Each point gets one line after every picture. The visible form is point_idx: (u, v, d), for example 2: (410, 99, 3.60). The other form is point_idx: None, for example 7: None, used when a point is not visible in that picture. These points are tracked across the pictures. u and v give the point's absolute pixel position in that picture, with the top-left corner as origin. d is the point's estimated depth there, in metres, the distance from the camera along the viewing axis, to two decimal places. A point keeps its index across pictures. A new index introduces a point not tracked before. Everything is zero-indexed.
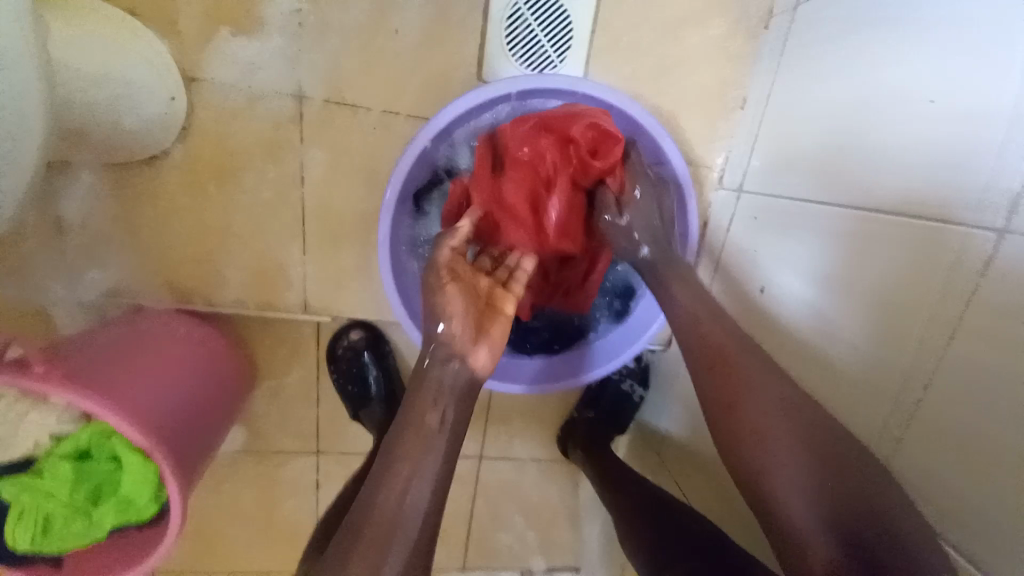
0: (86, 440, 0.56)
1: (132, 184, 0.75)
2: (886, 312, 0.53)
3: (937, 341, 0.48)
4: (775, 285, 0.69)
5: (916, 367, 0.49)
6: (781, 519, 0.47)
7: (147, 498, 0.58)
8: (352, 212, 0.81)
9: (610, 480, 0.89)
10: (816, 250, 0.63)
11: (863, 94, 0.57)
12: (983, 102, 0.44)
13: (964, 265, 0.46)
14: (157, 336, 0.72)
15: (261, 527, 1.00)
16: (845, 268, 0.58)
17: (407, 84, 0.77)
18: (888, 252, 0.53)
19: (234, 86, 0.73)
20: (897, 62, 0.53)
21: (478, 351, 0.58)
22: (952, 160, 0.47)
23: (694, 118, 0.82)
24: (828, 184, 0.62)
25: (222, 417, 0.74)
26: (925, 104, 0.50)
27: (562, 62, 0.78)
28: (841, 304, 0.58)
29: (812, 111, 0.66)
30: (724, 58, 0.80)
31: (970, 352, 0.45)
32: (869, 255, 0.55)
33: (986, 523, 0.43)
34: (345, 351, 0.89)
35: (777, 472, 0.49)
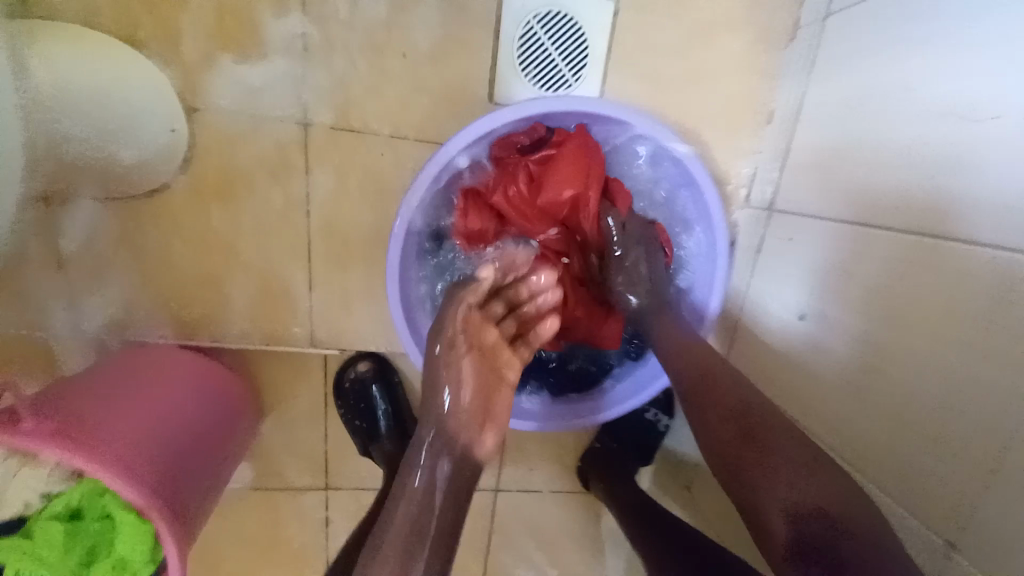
0: (79, 497, 0.52)
1: (134, 214, 0.72)
2: (884, 323, 0.54)
3: (929, 341, 0.49)
4: (776, 301, 0.71)
5: (911, 375, 0.50)
6: (762, 520, 0.47)
7: (143, 559, 0.53)
8: (360, 240, 0.78)
9: (633, 513, 0.83)
10: (817, 262, 0.64)
11: (864, 108, 0.59)
12: (977, 120, 0.46)
13: (946, 259, 0.48)
14: (159, 371, 0.69)
15: (269, 567, 0.96)
16: (844, 279, 0.60)
17: (416, 107, 0.73)
18: (886, 264, 0.54)
19: (238, 112, 0.71)
20: (897, 78, 0.54)
21: (485, 435, 0.57)
22: (943, 175, 0.48)
23: (718, 134, 0.78)
24: (829, 197, 0.63)
25: (226, 456, 0.71)
26: (920, 121, 0.51)
27: (578, 79, 0.74)
28: (843, 318, 0.59)
29: (815, 131, 0.68)
30: (749, 70, 0.76)
31: (965, 365, 0.46)
32: (868, 265, 0.56)
33: (988, 531, 0.43)
34: (353, 383, 0.85)
35: (765, 478, 0.48)
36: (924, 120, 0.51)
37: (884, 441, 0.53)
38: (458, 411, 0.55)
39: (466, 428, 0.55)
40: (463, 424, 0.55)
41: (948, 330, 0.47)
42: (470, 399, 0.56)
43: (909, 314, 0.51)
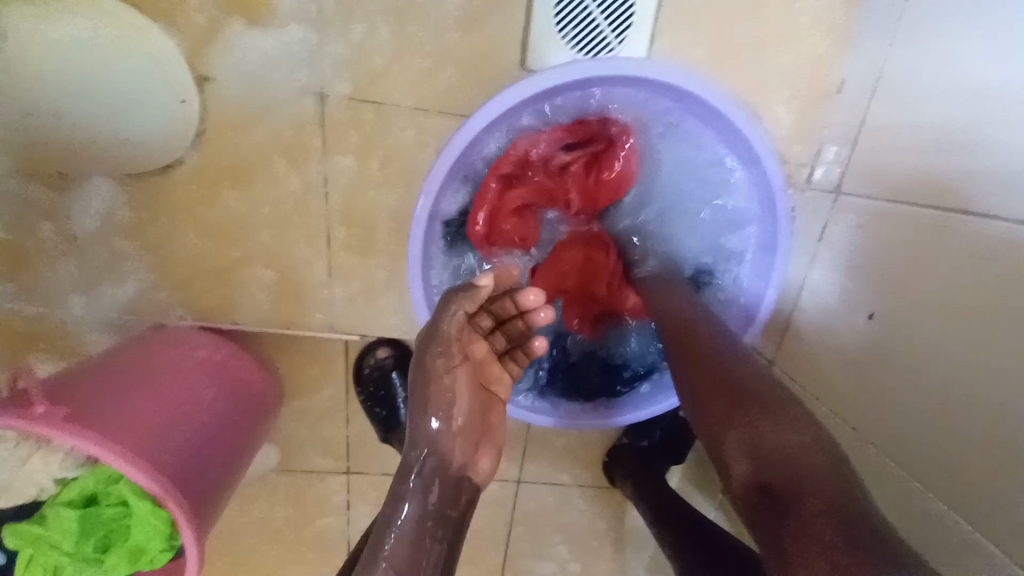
0: (91, 483, 0.50)
1: (147, 193, 0.69)
2: (904, 301, 0.56)
3: (933, 315, 0.52)
4: (804, 282, 0.71)
5: (914, 351, 0.54)
6: (721, 467, 0.44)
7: (160, 545, 0.52)
8: (380, 221, 0.73)
9: (661, 513, 0.78)
10: (846, 243, 0.65)
11: (899, 84, 0.60)
12: (991, 101, 0.48)
13: (954, 237, 0.50)
14: (175, 358, 0.67)
15: (292, 547, 0.96)
16: (872, 258, 0.61)
17: (440, 76, 0.67)
18: (908, 241, 0.56)
19: (251, 84, 0.66)
20: (931, 54, 0.55)
21: (480, 459, 0.55)
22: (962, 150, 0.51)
23: (781, 105, 0.70)
24: (865, 177, 0.64)
25: (246, 443, 0.68)
26: (947, 96, 0.53)
27: (623, 43, 0.66)
28: (870, 300, 0.61)
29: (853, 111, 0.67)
30: (819, 31, 0.67)
31: (962, 338, 0.49)
32: (893, 243, 0.58)
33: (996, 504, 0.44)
34: (373, 369, 0.82)
35: (727, 425, 0.46)
36: (949, 97, 0.53)
37: (905, 420, 0.54)
38: (451, 435, 0.53)
39: (459, 449, 0.54)
40: (460, 444, 0.54)
41: (955, 303, 0.50)
42: (462, 419, 0.54)
43: (916, 293, 0.54)
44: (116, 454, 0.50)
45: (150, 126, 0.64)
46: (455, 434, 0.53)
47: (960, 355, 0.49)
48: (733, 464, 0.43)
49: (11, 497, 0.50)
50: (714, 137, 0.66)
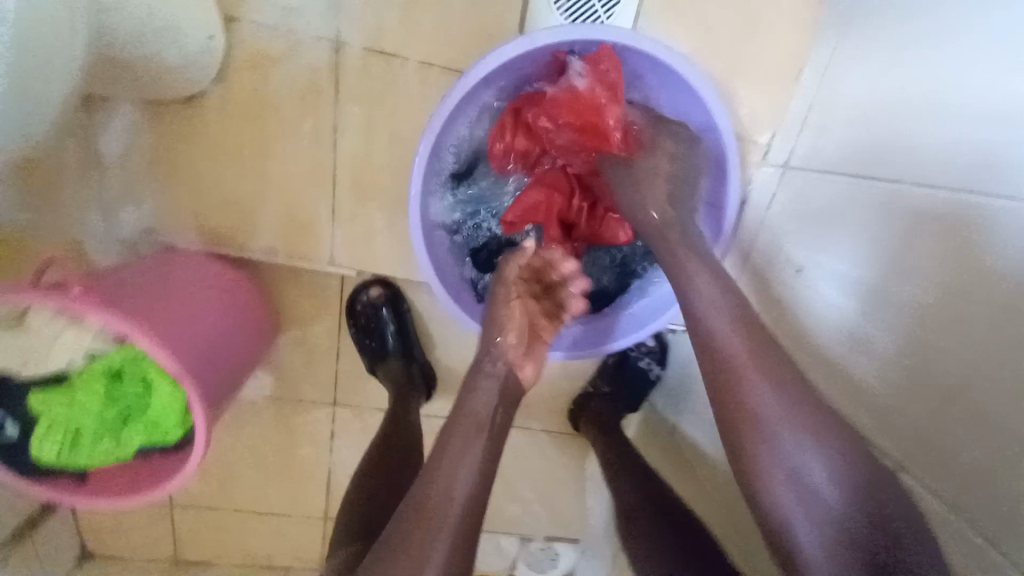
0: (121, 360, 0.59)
1: (169, 121, 0.75)
2: (915, 308, 0.55)
3: (920, 319, 0.54)
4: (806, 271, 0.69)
5: (903, 354, 0.56)
6: (775, 517, 0.50)
7: (174, 422, 0.61)
8: (382, 165, 0.81)
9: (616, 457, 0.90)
10: (851, 236, 0.63)
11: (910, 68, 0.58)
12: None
13: (942, 254, 0.53)
14: (189, 267, 0.75)
15: (276, 471, 1.04)
16: (882, 255, 0.59)
17: (445, 35, 0.75)
18: (924, 247, 0.54)
19: (274, 28, 0.73)
20: (955, 43, 0.53)
21: (526, 366, 0.64)
22: (979, 164, 0.50)
23: (748, 87, 0.77)
24: (866, 163, 0.62)
25: (251, 351, 0.77)
26: (973, 95, 0.51)
27: (610, 19, 0.74)
28: (873, 297, 0.59)
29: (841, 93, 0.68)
30: (789, 22, 0.74)
31: (971, 343, 0.49)
32: (910, 245, 0.56)
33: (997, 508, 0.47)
34: (364, 307, 0.89)
35: (773, 474, 0.50)
36: (978, 100, 0.51)
37: (891, 404, 0.58)
38: (504, 349, 0.63)
39: (510, 357, 0.63)
40: (510, 356, 0.63)
41: (947, 319, 0.52)
42: (514, 338, 0.63)
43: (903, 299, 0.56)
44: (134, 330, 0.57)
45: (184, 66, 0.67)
46: (511, 349, 0.63)
47: (970, 367, 0.49)
48: (788, 505, 0.49)
49: (42, 368, 0.57)
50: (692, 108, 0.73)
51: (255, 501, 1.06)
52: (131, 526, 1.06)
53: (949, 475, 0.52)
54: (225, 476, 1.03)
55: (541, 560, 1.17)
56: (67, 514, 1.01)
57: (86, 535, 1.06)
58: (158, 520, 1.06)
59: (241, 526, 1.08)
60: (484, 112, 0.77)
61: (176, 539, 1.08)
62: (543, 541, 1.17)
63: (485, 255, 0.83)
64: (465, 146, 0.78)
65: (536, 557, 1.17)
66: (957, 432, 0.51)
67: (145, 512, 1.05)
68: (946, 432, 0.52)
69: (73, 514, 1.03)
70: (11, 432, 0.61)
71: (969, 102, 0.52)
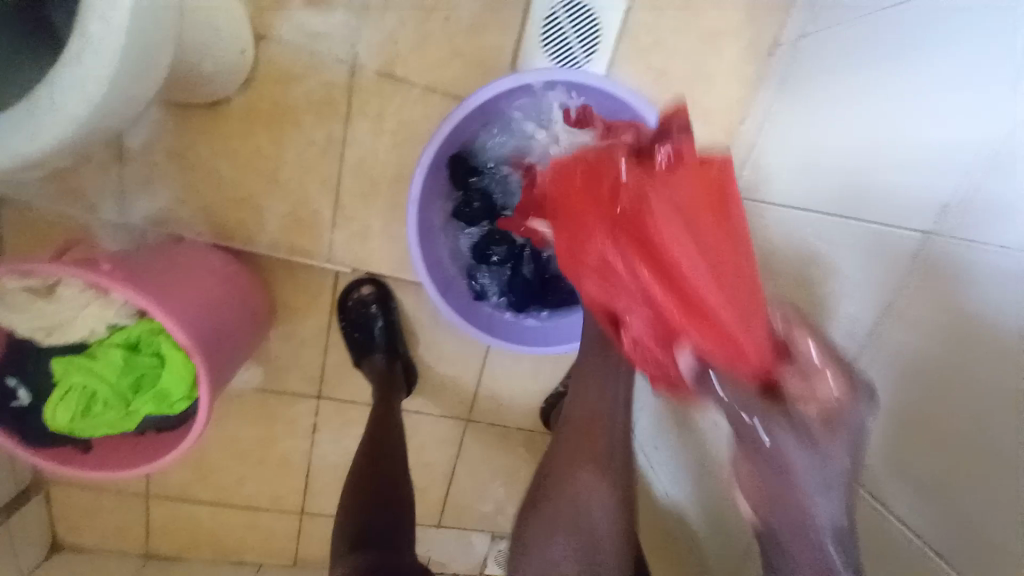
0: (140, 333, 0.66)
1: (193, 121, 0.83)
2: (922, 370, 0.50)
3: (897, 365, 0.52)
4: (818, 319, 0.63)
5: (898, 400, 0.52)
6: None
7: (181, 394, 0.67)
8: (384, 172, 0.90)
9: None
10: (860, 279, 0.59)
11: (868, 109, 0.63)
12: (976, 135, 0.49)
13: (909, 292, 0.53)
14: (203, 252, 0.81)
15: (257, 459, 1.07)
16: (884, 299, 0.55)
17: (448, 64, 0.86)
18: (919, 288, 0.52)
19: (297, 49, 0.82)
20: (896, 83, 0.59)
21: None
22: (936, 188, 0.52)
23: (703, 127, 0.92)
24: (848, 203, 0.64)
25: (256, 335, 0.83)
26: (934, 127, 0.53)
27: (589, 62, 0.87)
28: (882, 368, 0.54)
29: (792, 131, 0.79)
30: (734, 76, 0.90)
31: (980, 403, 0.44)
32: (905, 284, 0.53)
33: (985, 546, 0.43)
34: (354, 303, 0.96)
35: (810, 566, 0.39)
36: (931, 132, 0.54)
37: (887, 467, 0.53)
38: None
39: None
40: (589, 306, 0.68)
41: (934, 371, 0.49)
42: None
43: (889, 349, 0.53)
44: (154, 304, 0.62)
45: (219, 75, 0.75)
46: None
47: (976, 411, 0.44)
48: None
49: (66, 336, 0.64)
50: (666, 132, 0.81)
51: (233, 490, 1.08)
52: (104, 515, 1.06)
53: (936, 513, 0.48)
54: (206, 464, 1.06)
55: None
56: (39, 499, 1.01)
57: (55, 523, 1.05)
58: (132, 510, 1.07)
59: (216, 517, 1.09)
60: (489, 130, 0.86)
61: (148, 530, 1.08)
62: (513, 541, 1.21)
63: (482, 250, 0.87)
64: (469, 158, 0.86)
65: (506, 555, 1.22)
66: (942, 471, 0.47)
67: (119, 501, 1.05)
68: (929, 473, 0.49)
69: (45, 501, 1.03)
70: (23, 398, 0.66)
71: (926, 140, 0.54)
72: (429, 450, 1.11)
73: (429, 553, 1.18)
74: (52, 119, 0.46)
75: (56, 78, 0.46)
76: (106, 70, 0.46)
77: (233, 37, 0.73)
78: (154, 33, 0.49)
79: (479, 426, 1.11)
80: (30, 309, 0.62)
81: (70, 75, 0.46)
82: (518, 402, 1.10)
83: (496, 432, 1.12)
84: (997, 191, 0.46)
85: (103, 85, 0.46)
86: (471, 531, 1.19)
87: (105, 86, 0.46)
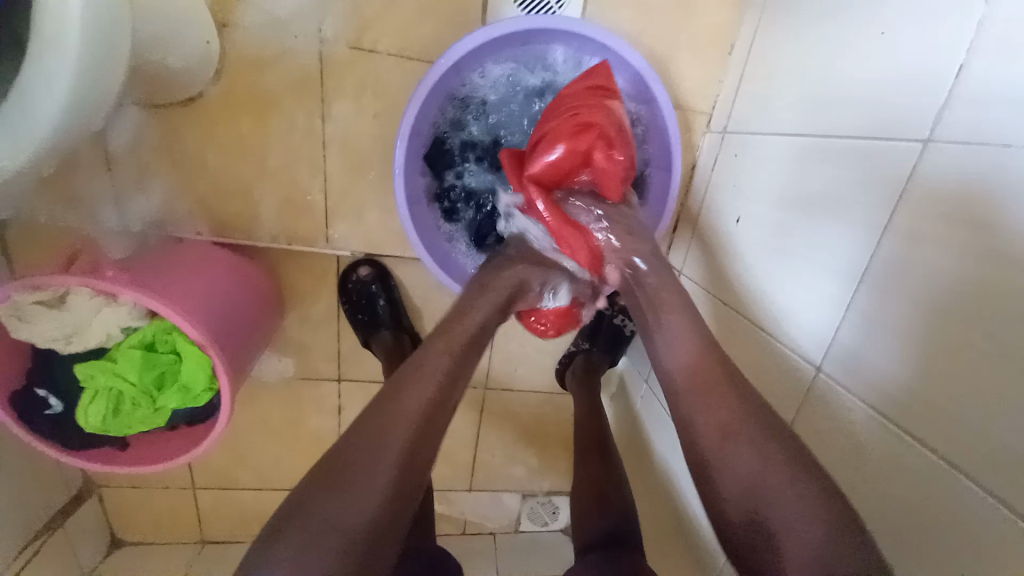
0: (155, 331, 0.69)
1: (172, 120, 0.83)
2: (937, 308, 0.49)
3: (875, 291, 0.56)
4: (811, 273, 0.65)
5: (922, 343, 0.50)
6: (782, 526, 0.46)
7: (203, 385, 0.70)
8: (368, 148, 0.89)
9: (588, 421, 0.93)
10: (862, 224, 0.58)
11: (849, 20, 0.63)
12: (962, 25, 0.49)
13: (893, 232, 0.55)
14: (197, 250, 0.82)
15: (289, 443, 1.12)
16: (899, 251, 0.54)
17: (417, 29, 0.84)
18: (940, 228, 0.50)
19: (264, 31, 0.81)
20: None
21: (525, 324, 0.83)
22: (928, 89, 0.52)
23: (686, 64, 0.91)
24: (831, 120, 0.65)
25: (268, 325, 0.85)
26: (918, 26, 0.54)
27: (562, 7, 0.86)
28: (901, 315, 0.53)
29: (775, 56, 0.78)
30: (716, 5, 0.88)
31: (1000, 329, 0.44)
32: (921, 220, 0.52)
33: (1003, 453, 0.43)
34: (355, 285, 0.97)
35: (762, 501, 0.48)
36: (923, 30, 0.53)
37: (910, 404, 0.51)
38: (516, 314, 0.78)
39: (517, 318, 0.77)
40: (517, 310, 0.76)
41: (949, 293, 0.48)
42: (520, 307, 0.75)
43: (858, 300, 0.58)
44: (162, 305, 0.64)
45: (190, 71, 0.74)
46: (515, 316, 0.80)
47: (1014, 337, 0.42)
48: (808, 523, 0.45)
49: (86, 342, 0.67)
50: (651, 74, 0.79)
51: (272, 474, 1.14)
52: (156, 509, 1.13)
53: (952, 444, 0.47)
54: (241, 453, 1.11)
55: (541, 510, 1.28)
56: (94, 500, 1.07)
57: (113, 520, 1.12)
58: (181, 501, 1.13)
59: (260, 500, 1.16)
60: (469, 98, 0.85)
61: (199, 518, 1.15)
62: (544, 495, 1.26)
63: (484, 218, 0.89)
64: (450, 130, 0.86)
65: (537, 508, 1.27)
66: (967, 402, 0.46)
67: (167, 495, 1.12)
68: (928, 394, 0.50)
69: (99, 502, 1.09)
70: (55, 406, 0.69)
71: (912, 42, 0.54)
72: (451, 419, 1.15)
73: (463, 515, 1.25)
74: (26, 127, 0.46)
75: (20, 85, 0.46)
76: (70, 70, 0.45)
77: (197, 26, 0.71)
78: (112, 32, 0.48)
79: (496, 390, 1.14)
80: (45, 320, 0.64)
81: (33, 80, 0.45)
82: (530, 364, 1.13)
83: (514, 395, 1.15)
84: (991, 77, 0.46)
85: (69, 86, 0.46)
86: (501, 490, 1.24)
87: (71, 88, 0.46)
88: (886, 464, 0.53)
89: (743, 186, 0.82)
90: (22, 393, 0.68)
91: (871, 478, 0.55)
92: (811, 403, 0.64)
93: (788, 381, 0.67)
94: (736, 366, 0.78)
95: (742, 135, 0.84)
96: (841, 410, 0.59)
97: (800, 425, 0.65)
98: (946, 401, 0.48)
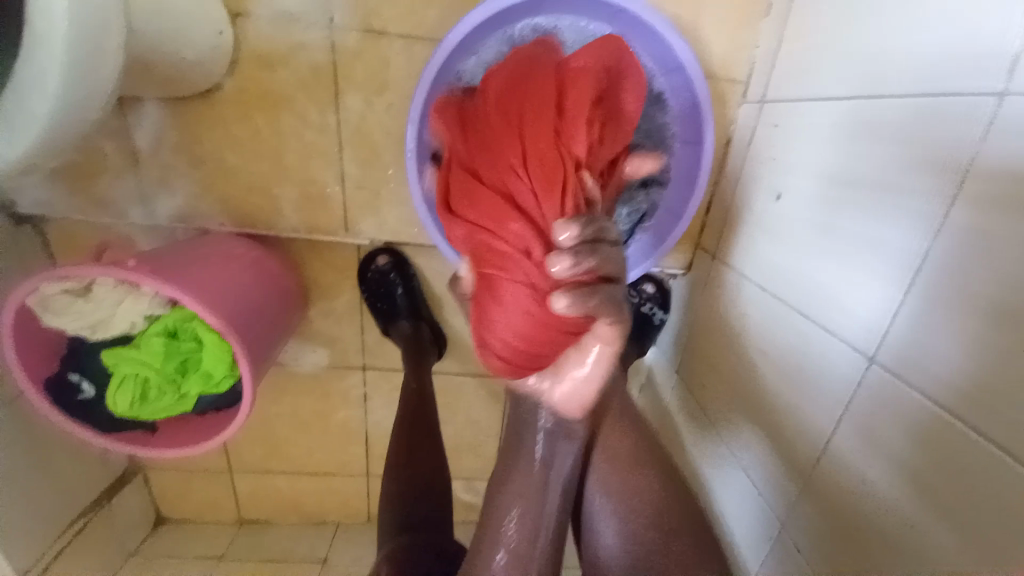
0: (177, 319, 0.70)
1: (190, 115, 0.84)
2: (991, 279, 0.44)
3: (929, 268, 0.49)
4: (855, 251, 0.58)
5: (964, 315, 0.46)
6: None
7: (223, 371, 0.72)
8: (383, 135, 0.87)
9: None
10: (915, 194, 0.52)
11: None
12: None
13: (961, 200, 0.47)
14: (220, 241, 0.84)
15: (318, 432, 1.13)
16: (959, 225, 0.47)
17: (426, 7, 0.81)
18: (1001, 191, 0.43)
19: (274, 21, 0.80)
20: None
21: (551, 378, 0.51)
22: (990, 36, 0.45)
23: (716, 30, 0.84)
24: (879, 80, 0.58)
25: (292, 313, 0.86)
26: None
27: None
28: (941, 285, 0.48)
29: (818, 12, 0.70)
30: None
31: None
32: (988, 187, 0.45)
33: None
34: (373, 274, 0.96)
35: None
36: None
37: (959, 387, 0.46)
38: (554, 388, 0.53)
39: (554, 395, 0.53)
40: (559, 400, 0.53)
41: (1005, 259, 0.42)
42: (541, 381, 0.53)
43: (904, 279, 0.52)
44: (180, 292, 0.65)
45: (203, 66, 0.75)
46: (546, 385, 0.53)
47: None
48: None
49: (110, 330, 0.70)
50: (676, 38, 0.73)
51: (302, 461, 1.16)
52: (196, 492, 1.18)
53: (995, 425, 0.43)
54: (272, 440, 1.14)
55: None
56: (140, 483, 1.13)
57: (158, 501, 1.18)
58: (219, 486, 1.18)
59: (293, 487, 1.19)
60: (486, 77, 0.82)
61: (237, 503, 1.20)
62: None
63: None
64: None
65: None
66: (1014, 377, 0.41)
67: (205, 480, 1.16)
68: (979, 376, 0.44)
69: (145, 484, 1.15)
70: (87, 390, 0.73)
71: None
72: (475, 412, 1.13)
73: None
74: (26, 118, 0.47)
75: (18, 80, 0.46)
76: (58, 66, 0.46)
77: (205, 18, 0.71)
78: (103, 25, 0.48)
79: None
80: (73, 311, 0.66)
81: (28, 75, 0.46)
82: None
83: None
84: None
85: (59, 81, 0.46)
86: None
87: (60, 82, 0.46)
88: (918, 448, 0.49)
89: (783, 158, 0.74)
90: (55, 379, 0.71)
91: (915, 469, 0.49)
92: (852, 396, 0.57)
93: (828, 377, 0.61)
94: (768, 359, 0.72)
95: (782, 102, 0.76)
96: (887, 402, 0.53)
97: (834, 427, 0.59)
98: (994, 378, 0.43)
